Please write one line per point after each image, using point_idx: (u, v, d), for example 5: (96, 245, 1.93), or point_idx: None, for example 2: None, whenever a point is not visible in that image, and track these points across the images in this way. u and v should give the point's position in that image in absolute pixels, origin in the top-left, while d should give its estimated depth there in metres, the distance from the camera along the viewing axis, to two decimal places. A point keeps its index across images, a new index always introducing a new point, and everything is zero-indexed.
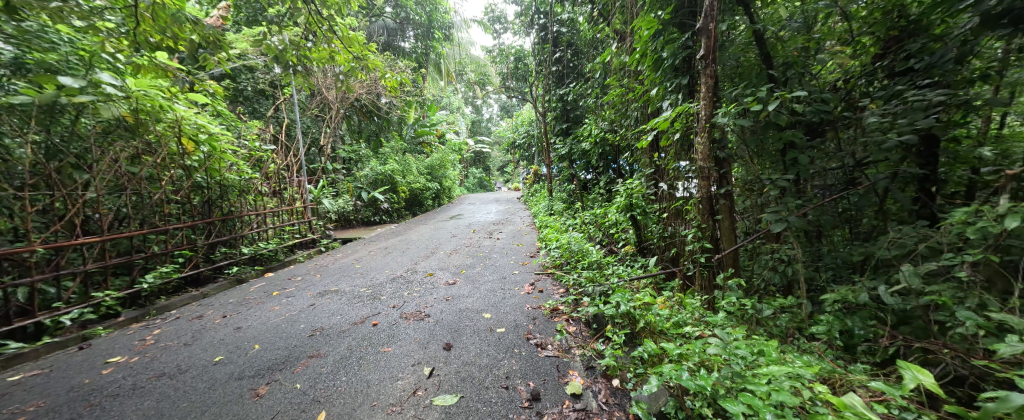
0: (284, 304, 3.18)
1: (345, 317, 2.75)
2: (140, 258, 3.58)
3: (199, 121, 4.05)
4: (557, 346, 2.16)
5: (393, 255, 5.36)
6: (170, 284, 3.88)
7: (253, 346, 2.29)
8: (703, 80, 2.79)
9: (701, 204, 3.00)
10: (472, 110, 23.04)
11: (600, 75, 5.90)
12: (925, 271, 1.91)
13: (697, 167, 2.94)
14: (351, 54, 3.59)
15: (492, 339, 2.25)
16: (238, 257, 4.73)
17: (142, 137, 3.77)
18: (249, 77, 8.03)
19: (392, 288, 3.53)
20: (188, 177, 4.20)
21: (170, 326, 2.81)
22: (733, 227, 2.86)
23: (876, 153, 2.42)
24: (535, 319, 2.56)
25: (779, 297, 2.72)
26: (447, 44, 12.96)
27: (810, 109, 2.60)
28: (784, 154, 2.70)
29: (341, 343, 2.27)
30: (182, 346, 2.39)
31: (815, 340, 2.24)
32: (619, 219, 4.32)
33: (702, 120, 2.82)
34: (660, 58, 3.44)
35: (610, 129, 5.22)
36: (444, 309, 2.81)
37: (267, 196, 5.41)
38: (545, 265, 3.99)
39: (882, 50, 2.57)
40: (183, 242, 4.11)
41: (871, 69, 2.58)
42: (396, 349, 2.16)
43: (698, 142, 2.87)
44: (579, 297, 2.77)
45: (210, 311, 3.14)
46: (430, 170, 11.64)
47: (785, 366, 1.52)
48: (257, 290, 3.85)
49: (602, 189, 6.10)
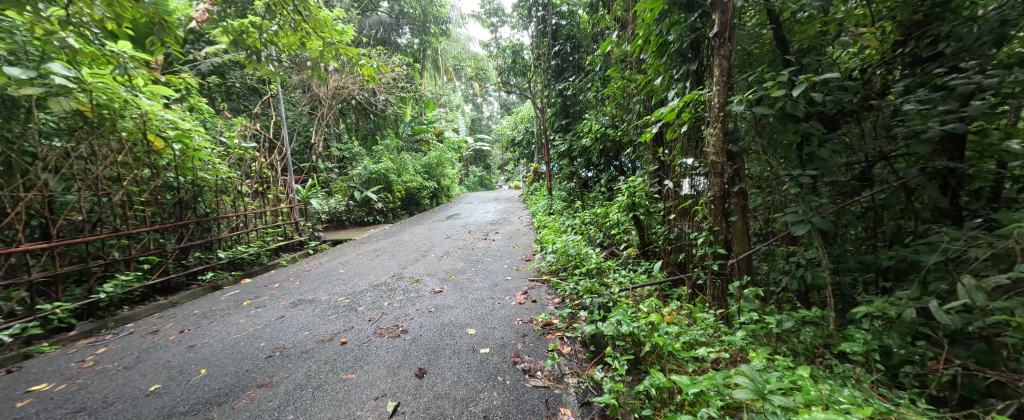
0: (250, 317, 2.89)
1: (312, 332, 2.46)
2: (96, 266, 3.29)
3: (167, 116, 3.78)
4: (548, 373, 1.85)
5: (381, 258, 5.07)
6: (133, 293, 3.58)
7: (198, 371, 2.02)
8: (714, 62, 2.42)
9: (713, 204, 2.55)
10: (472, 108, 22.73)
11: (601, 67, 5.56)
12: (990, 285, 1.58)
13: (709, 162, 2.52)
14: (323, 40, 3.26)
15: (473, 362, 1.96)
16: (214, 262, 4.43)
17: (106, 132, 3.51)
18: (238, 73, 7.70)
19: (373, 297, 3.22)
20: (156, 177, 3.88)
21: (118, 343, 2.53)
22: (742, 230, 2.54)
23: (910, 147, 2.10)
24: (525, 336, 2.25)
25: (799, 307, 2.41)
26: (443, 39, 12.65)
27: (829, 98, 2.27)
28: (801, 147, 2.39)
29: (300, 367, 1.99)
30: (122, 370, 2.12)
31: (847, 360, 1.93)
32: (620, 219, 4.03)
33: (715, 108, 2.43)
34: (666, 42, 3.11)
35: (612, 124, 4.92)
36: (424, 323, 2.51)
37: (249, 196, 5.12)
38: (541, 271, 3.67)
39: (904, 36, 2.27)
40: (150, 247, 3.79)
41: (891, 57, 2.28)
42: (360, 376, 1.87)
43: (711, 134, 2.46)
44: (575, 311, 2.44)
45: (168, 325, 2.85)
46: (428, 168, 11.16)
47: (830, 409, 1.22)
48: (228, 299, 3.55)
49: (603, 187, 5.79)
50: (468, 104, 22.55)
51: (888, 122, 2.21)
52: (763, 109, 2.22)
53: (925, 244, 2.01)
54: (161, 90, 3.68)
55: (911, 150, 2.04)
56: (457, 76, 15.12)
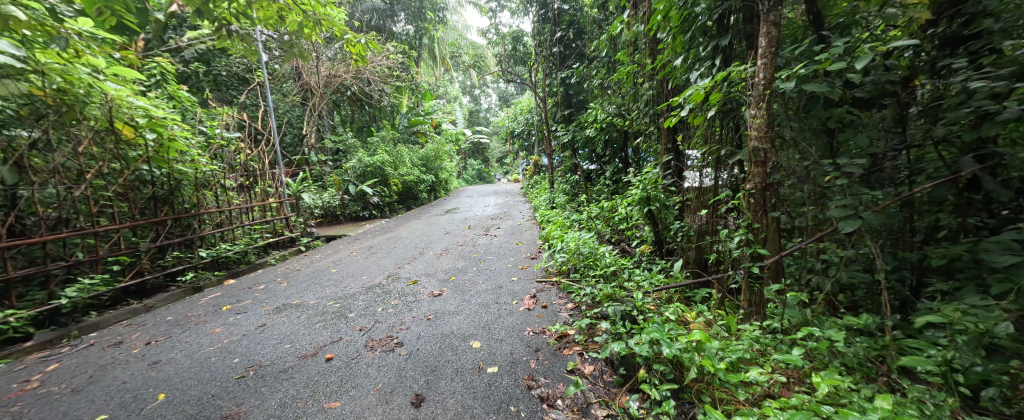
0: (228, 325, 2.59)
1: (295, 345, 2.16)
2: (55, 268, 2.96)
3: (136, 102, 3.43)
4: (570, 403, 1.58)
5: (377, 256, 4.75)
6: (102, 297, 3.27)
7: (156, 396, 1.72)
8: (760, 31, 2.09)
9: (754, 197, 2.21)
10: (470, 99, 22.31)
11: (608, 52, 5.21)
12: None
13: (749, 149, 2.20)
14: (303, 13, 2.88)
15: (479, 386, 1.67)
16: (195, 262, 4.11)
17: (69, 119, 3.18)
18: (223, 61, 7.27)
19: (365, 301, 2.92)
20: (127, 170, 3.54)
21: (74, 358, 2.24)
22: (779, 227, 2.24)
23: (968, 133, 1.74)
24: (538, 351, 1.97)
25: (843, 315, 2.13)
26: (439, 27, 12.21)
27: (870, 78, 1.98)
28: (839, 134, 2.07)
29: (275, 392, 1.69)
30: (69, 394, 1.82)
31: (914, 379, 1.68)
32: (631, 213, 3.73)
33: (758, 87, 2.09)
34: (692, 14, 2.75)
35: (620, 113, 4.61)
36: (422, 334, 2.22)
37: (233, 190, 4.78)
38: (549, 271, 3.38)
39: (935, 14, 1.91)
40: (121, 246, 3.46)
41: (922, 37, 1.94)
42: (345, 405, 1.58)
43: (754, 116, 2.12)
44: (595, 321, 2.15)
45: (134, 335, 2.54)
46: (425, 161, 10.79)
47: None
48: (207, 303, 3.23)
49: (609, 180, 5.48)
50: (467, 96, 22.06)
51: (937, 103, 1.84)
52: (817, 86, 1.90)
53: (987, 242, 1.72)
54: (127, 73, 3.28)
55: (967, 136, 1.72)
56: (454, 66, 14.66)
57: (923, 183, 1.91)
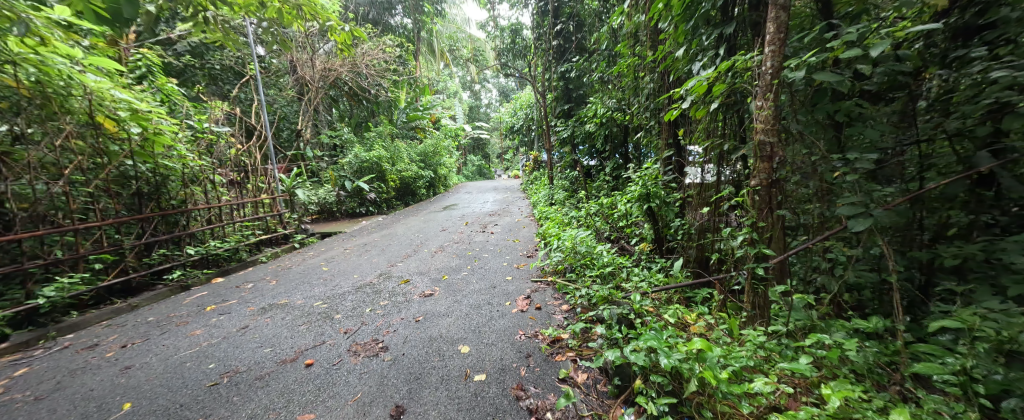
0: (209, 327, 2.49)
1: (275, 349, 2.06)
2: (32, 266, 2.86)
3: (119, 94, 3.31)
4: (561, 416, 1.48)
5: (370, 254, 4.64)
6: (83, 297, 3.18)
7: (122, 406, 1.64)
8: (768, 16, 1.95)
9: (759, 194, 2.08)
10: (470, 94, 22.10)
11: (608, 44, 5.06)
12: None
13: (753, 143, 2.08)
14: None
15: (464, 397, 1.57)
16: (183, 259, 4.01)
17: (48, 112, 3.07)
18: (216, 54, 7.13)
19: (354, 302, 2.81)
20: (110, 165, 3.44)
21: (45, 362, 2.14)
22: (785, 226, 2.12)
23: (987, 126, 1.61)
24: (530, 357, 1.87)
25: (851, 318, 2.02)
26: (438, 21, 12.01)
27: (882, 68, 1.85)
28: (848, 127, 1.94)
29: (247, 402, 1.60)
30: (33, 402, 1.73)
31: (928, 388, 1.56)
32: (630, 210, 3.62)
33: (764, 77, 1.97)
34: (694, 2, 2.62)
35: (620, 107, 4.49)
36: (409, 337, 2.12)
37: (223, 186, 4.67)
38: (545, 271, 3.27)
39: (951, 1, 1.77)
40: (104, 245, 3.37)
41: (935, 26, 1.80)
42: (320, 417, 1.48)
43: (760, 108, 2.00)
44: (590, 326, 2.05)
45: (111, 337, 2.44)
46: (423, 157, 10.65)
47: None
48: (192, 303, 3.14)
49: (609, 176, 5.36)
50: (468, 91, 21.87)
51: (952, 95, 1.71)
52: (827, 76, 1.77)
53: (1006, 242, 1.60)
54: (107, 64, 3.15)
55: (985, 130, 1.58)
56: (454, 60, 14.48)
57: (935, 179, 1.78)
